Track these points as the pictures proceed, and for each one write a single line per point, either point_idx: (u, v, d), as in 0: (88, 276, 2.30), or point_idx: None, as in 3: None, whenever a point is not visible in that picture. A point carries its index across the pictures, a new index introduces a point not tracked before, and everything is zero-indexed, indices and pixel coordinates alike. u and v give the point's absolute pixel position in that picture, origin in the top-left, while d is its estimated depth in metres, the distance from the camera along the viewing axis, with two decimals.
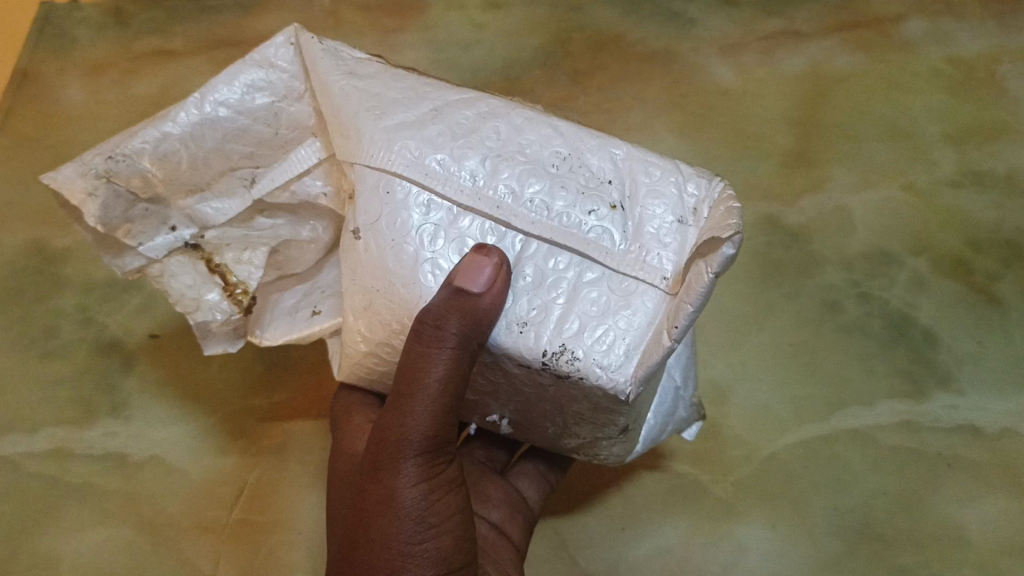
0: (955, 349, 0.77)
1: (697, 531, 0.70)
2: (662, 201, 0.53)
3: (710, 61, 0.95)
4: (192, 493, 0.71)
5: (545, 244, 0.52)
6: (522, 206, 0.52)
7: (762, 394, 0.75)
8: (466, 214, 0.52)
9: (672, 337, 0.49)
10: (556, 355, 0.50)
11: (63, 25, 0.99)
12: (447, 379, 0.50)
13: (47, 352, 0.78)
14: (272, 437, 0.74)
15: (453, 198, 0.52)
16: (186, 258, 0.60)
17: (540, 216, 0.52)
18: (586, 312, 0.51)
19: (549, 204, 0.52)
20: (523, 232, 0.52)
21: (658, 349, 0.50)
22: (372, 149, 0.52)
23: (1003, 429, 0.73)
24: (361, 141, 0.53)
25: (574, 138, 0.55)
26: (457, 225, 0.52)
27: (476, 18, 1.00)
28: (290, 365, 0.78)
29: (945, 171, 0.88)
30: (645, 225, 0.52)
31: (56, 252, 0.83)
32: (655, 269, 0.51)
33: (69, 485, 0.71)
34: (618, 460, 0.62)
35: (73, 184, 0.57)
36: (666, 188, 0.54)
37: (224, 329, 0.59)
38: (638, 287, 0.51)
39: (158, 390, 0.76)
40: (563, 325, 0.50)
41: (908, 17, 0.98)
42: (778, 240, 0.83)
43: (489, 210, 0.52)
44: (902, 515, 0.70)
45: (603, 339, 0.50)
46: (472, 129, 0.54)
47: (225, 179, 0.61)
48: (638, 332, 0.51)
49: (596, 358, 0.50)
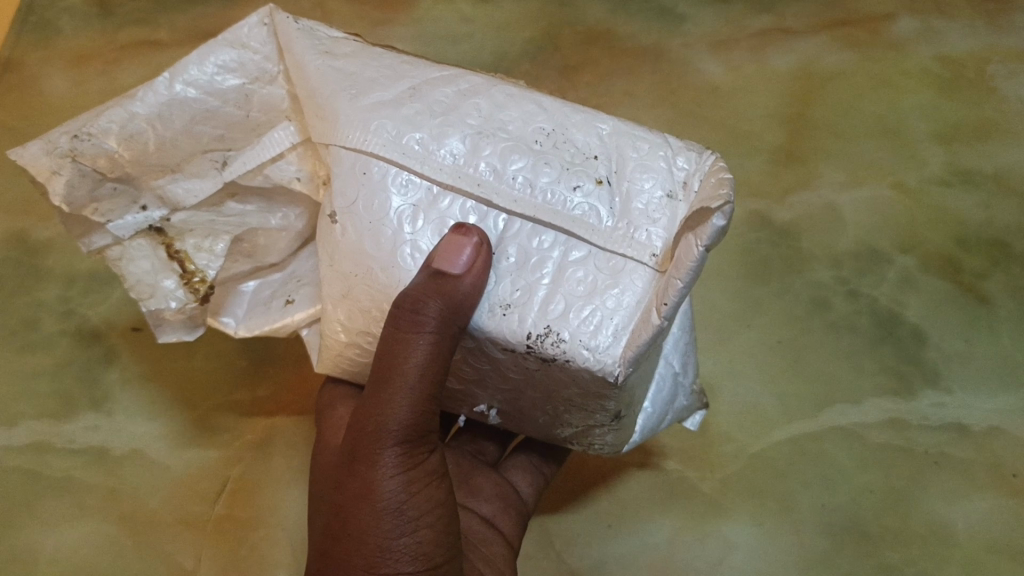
0: (943, 347, 0.77)
1: (684, 528, 0.69)
2: (651, 176, 0.53)
3: (701, 57, 0.95)
4: (175, 488, 0.70)
5: (528, 223, 0.51)
6: (504, 183, 0.51)
7: (749, 390, 0.75)
8: (447, 194, 0.52)
9: (661, 315, 0.48)
10: (541, 338, 0.49)
11: (46, 14, 0.98)
12: (426, 365, 0.50)
13: (28, 344, 0.77)
14: (256, 433, 0.73)
15: (432, 176, 0.51)
16: (147, 241, 0.58)
17: (523, 194, 0.51)
18: (572, 292, 0.50)
19: (533, 181, 0.51)
20: (506, 211, 0.51)
21: (648, 328, 0.48)
22: (349, 129, 0.52)
23: (990, 427, 0.73)
24: (336, 121, 0.52)
25: (559, 114, 0.54)
26: (437, 206, 0.52)
27: (466, 11, 0.99)
28: (274, 359, 0.77)
29: (935, 170, 0.88)
30: (634, 201, 0.52)
31: (37, 244, 0.82)
32: (644, 246, 0.51)
33: (49, 480, 0.70)
34: (614, 451, 0.61)
35: (38, 161, 0.56)
36: (655, 164, 0.53)
37: (178, 318, 0.57)
38: (627, 264, 0.51)
39: (142, 384, 0.75)
40: (548, 307, 0.50)
41: (897, 16, 0.98)
42: (766, 238, 0.83)
43: (471, 187, 0.51)
44: (888, 513, 0.69)
45: (590, 320, 0.49)
46: (452, 107, 0.53)
47: (197, 161, 0.60)
48: (626, 311, 0.50)
49: (582, 339, 0.49)
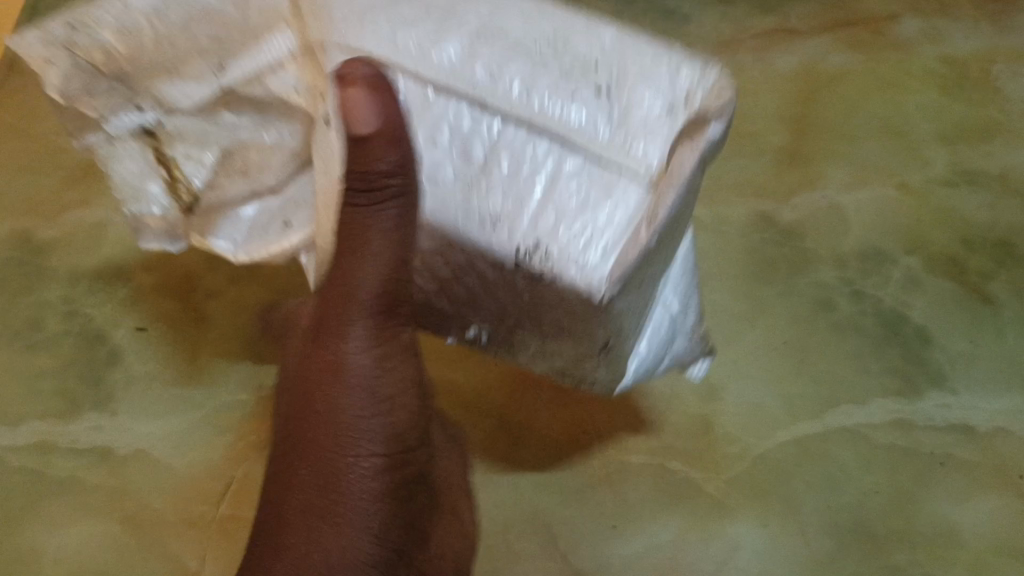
0: (948, 348, 0.77)
1: (689, 528, 0.68)
2: (652, 87, 0.52)
3: (705, 58, 0.95)
4: (179, 488, 0.70)
5: (522, 128, 0.51)
6: (502, 88, 0.51)
7: (754, 390, 0.74)
8: (442, 95, 0.50)
9: (650, 235, 0.50)
10: (529, 252, 0.50)
11: (48, 13, 0.99)
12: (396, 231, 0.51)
13: (32, 344, 0.77)
14: (261, 432, 0.73)
15: (429, 77, 0.50)
16: (139, 145, 0.59)
17: (520, 101, 0.50)
18: (563, 205, 0.51)
19: (531, 85, 0.51)
20: (502, 114, 0.50)
21: (636, 247, 0.50)
22: (344, 27, 0.51)
23: (996, 428, 0.73)
24: (331, 23, 0.52)
25: (559, 21, 0.53)
26: (431, 109, 0.51)
27: None
28: (279, 359, 0.76)
29: (939, 170, 0.88)
30: (635, 110, 0.51)
31: (41, 244, 0.82)
32: (642, 160, 0.51)
33: (53, 480, 0.70)
34: (606, 390, 0.65)
35: (34, 50, 0.54)
36: (657, 71, 0.52)
37: (160, 225, 0.62)
38: (623, 180, 0.51)
39: (145, 383, 0.75)
40: (539, 218, 0.51)
41: (900, 18, 0.98)
42: (771, 238, 0.83)
43: (467, 89, 0.50)
44: (893, 514, 0.69)
45: (580, 235, 0.50)
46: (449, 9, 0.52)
47: (194, 63, 0.55)
48: (615, 231, 0.50)
49: (572, 254, 0.50)
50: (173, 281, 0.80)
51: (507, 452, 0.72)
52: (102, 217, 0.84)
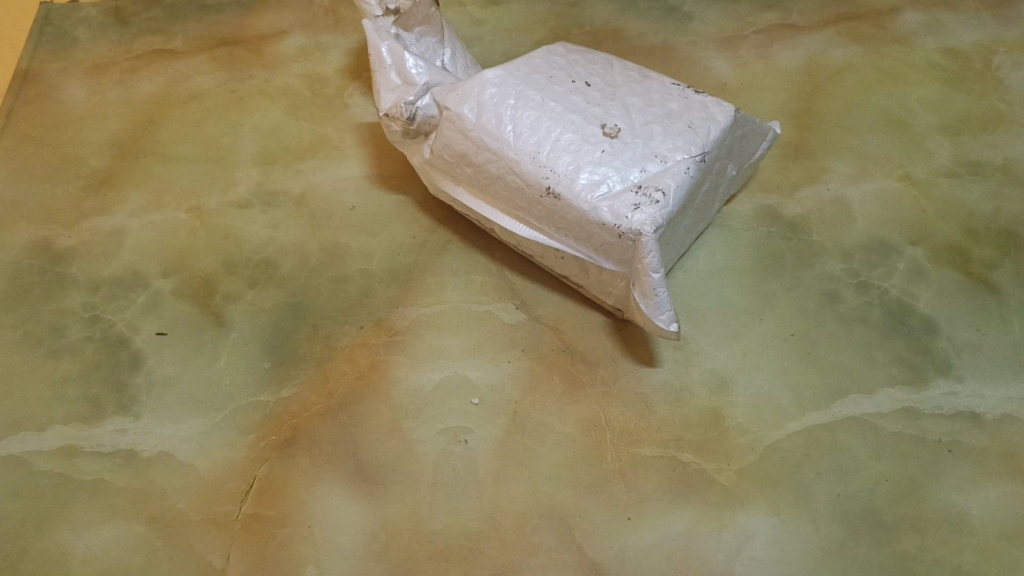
0: (954, 337, 0.78)
1: (701, 520, 0.69)
2: (689, 142, 0.72)
3: (709, 55, 0.99)
4: (202, 488, 0.71)
5: (587, 138, 0.73)
6: (582, 125, 0.73)
7: (764, 383, 0.76)
8: (529, 115, 0.74)
9: (661, 209, 0.69)
10: (615, 198, 0.70)
11: (63, 26, 1.05)
12: (513, 168, 0.73)
13: (55, 349, 0.78)
14: (281, 432, 0.74)
15: (526, 96, 0.75)
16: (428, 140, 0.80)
17: (594, 134, 0.73)
18: (616, 175, 0.70)
19: (607, 131, 0.73)
20: (584, 131, 0.73)
21: (659, 206, 0.69)
22: (466, 87, 0.76)
23: (1003, 415, 0.73)
24: (458, 84, 0.76)
25: (630, 96, 0.77)
26: (520, 118, 0.74)
27: (476, 15, 1.03)
28: (299, 359, 0.78)
29: (942, 161, 0.90)
30: (665, 148, 0.72)
31: (61, 252, 0.85)
32: (672, 166, 0.71)
33: (78, 483, 0.71)
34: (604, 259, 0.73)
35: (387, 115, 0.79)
36: (691, 102, 0.76)
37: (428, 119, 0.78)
38: (657, 176, 0.70)
39: (167, 386, 0.76)
40: (602, 183, 0.70)
41: (903, 10, 1.03)
42: (777, 232, 0.85)
43: (548, 108, 0.74)
44: (904, 501, 0.69)
45: (631, 192, 0.70)
46: (563, 82, 0.77)
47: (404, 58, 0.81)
48: (652, 196, 0.69)
49: (623, 203, 0.69)
50: (192, 284, 0.82)
51: (523, 445, 0.73)
52: (120, 222, 0.87)
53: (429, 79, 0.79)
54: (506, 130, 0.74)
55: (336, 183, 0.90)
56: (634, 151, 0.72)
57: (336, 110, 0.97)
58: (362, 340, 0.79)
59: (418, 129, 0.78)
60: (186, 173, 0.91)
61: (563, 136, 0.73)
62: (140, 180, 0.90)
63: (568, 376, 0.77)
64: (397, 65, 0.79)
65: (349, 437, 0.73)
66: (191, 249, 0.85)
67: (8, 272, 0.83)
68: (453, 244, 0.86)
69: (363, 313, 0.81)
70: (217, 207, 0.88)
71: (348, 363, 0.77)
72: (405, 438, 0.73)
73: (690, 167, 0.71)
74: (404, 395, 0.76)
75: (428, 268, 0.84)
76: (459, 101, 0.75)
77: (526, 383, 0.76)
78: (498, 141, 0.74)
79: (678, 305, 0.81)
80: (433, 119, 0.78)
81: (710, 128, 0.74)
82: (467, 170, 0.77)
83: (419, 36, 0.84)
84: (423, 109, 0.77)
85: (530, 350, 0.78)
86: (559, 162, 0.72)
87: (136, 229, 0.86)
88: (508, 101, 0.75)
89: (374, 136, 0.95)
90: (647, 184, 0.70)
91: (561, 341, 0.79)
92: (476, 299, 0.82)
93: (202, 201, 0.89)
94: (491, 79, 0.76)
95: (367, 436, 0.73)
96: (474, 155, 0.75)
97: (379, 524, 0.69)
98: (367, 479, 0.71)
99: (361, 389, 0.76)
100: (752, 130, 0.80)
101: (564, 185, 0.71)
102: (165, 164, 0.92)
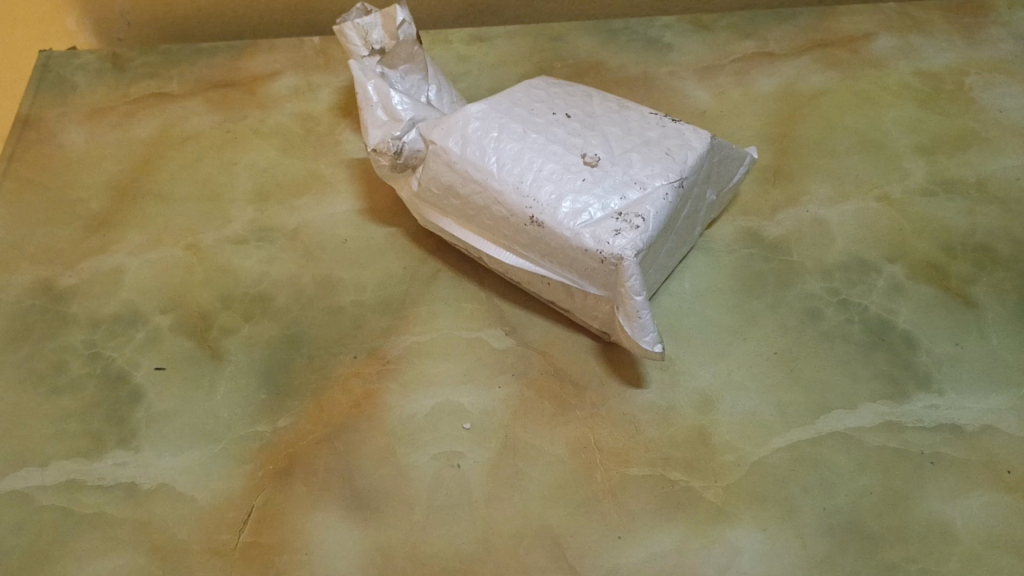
0: (934, 351, 0.80)
1: (690, 536, 0.70)
2: (667, 169, 0.75)
3: (688, 84, 1.02)
4: (201, 518, 0.73)
5: (567, 167, 0.75)
6: (563, 155, 0.76)
7: (749, 401, 0.77)
8: (512, 147, 0.76)
9: (641, 235, 0.71)
10: (597, 225, 0.72)
11: (62, 73, 1.08)
12: (498, 198, 0.75)
13: (57, 386, 0.80)
14: (278, 460, 0.75)
15: (509, 129, 0.78)
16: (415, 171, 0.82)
17: (575, 163, 0.75)
18: (597, 203, 0.73)
19: (587, 160, 0.76)
20: (565, 161, 0.75)
21: (639, 232, 0.71)
22: (451, 122, 0.78)
23: (983, 426, 0.75)
24: (444, 119, 0.79)
25: (610, 127, 0.79)
26: (503, 150, 0.76)
27: (462, 52, 1.07)
28: (294, 390, 0.80)
29: (918, 180, 0.92)
30: (644, 176, 0.74)
31: (62, 291, 0.87)
32: (651, 193, 0.73)
33: (80, 516, 0.73)
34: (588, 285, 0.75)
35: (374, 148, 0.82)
36: (668, 130, 0.79)
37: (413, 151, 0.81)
38: (637, 203, 0.73)
39: (166, 420, 0.78)
40: (583, 211, 0.73)
41: (876, 36, 1.07)
42: (758, 253, 0.87)
43: (530, 140, 0.77)
44: (889, 513, 0.71)
45: (612, 219, 0.72)
46: (545, 115, 0.80)
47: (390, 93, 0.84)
48: (633, 222, 0.71)
49: (604, 230, 0.71)
50: (190, 319, 0.85)
51: (515, 467, 0.74)
52: (119, 261, 0.89)
53: (414, 115, 0.82)
54: (490, 162, 0.76)
55: (329, 217, 0.93)
56: (614, 179, 0.74)
57: (328, 147, 0.99)
58: (356, 369, 0.81)
59: (406, 163, 0.81)
60: (182, 211, 0.93)
61: (545, 166, 0.75)
62: (138, 219, 0.93)
63: (557, 399, 0.78)
64: (383, 102, 0.82)
65: (344, 465, 0.75)
66: (188, 285, 0.87)
67: (10, 312, 0.85)
68: (444, 273, 0.88)
69: (357, 342, 0.83)
70: (213, 244, 0.91)
71: (342, 392, 0.79)
72: (399, 464, 0.75)
73: (669, 193, 0.74)
74: (398, 421, 0.77)
75: (419, 298, 0.86)
76: (444, 135, 0.78)
77: (516, 406, 0.78)
78: (482, 172, 0.76)
79: (664, 327, 0.83)
80: (419, 153, 0.81)
81: (687, 155, 0.76)
82: (454, 202, 0.79)
83: (404, 73, 0.87)
84: (409, 144, 0.80)
85: (520, 375, 0.80)
86: (541, 191, 0.74)
87: (135, 267, 0.89)
88: (491, 134, 0.77)
89: (365, 172, 0.97)
90: (627, 211, 0.72)
91: (550, 366, 0.81)
92: (466, 326, 0.84)
93: (199, 238, 0.91)
94: (475, 114, 0.78)
95: (361, 463, 0.75)
96: (460, 187, 0.78)
97: (374, 549, 0.70)
98: (362, 505, 0.73)
99: (355, 417, 0.78)
100: (729, 156, 0.83)
101: (547, 213, 0.73)
102: (163, 204, 0.94)
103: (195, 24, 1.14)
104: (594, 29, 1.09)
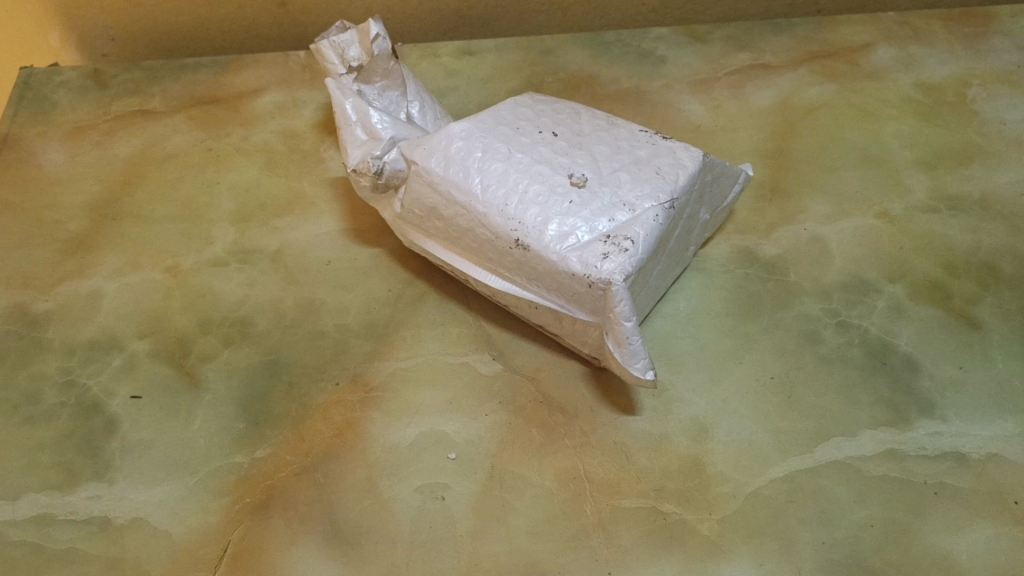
0: (937, 374, 0.77)
1: (685, 571, 0.67)
2: (657, 190, 0.72)
3: (682, 98, 0.99)
4: (175, 554, 0.70)
5: (553, 189, 0.72)
6: (549, 176, 0.73)
7: (743, 428, 0.74)
8: (496, 168, 0.74)
9: (630, 259, 0.68)
10: (585, 249, 0.69)
11: (42, 90, 1.06)
12: (481, 222, 0.73)
13: (30, 416, 0.78)
14: (256, 493, 0.73)
15: (493, 149, 0.75)
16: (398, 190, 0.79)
17: (563, 184, 0.73)
18: (585, 226, 0.70)
19: (575, 180, 0.73)
20: (550, 182, 0.73)
21: (628, 255, 0.68)
22: (434, 142, 0.76)
23: (989, 454, 0.72)
24: (426, 139, 0.77)
25: (599, 145, 0.77)
26: (488, 171, 0.74)
27: (451, 66, 1.04)
28: (273, 419, 0.77)
29: (919, 197, 0.89)
30: (633, 198, 0.72)
31: (38, 316, 0.84)
32: (641, 215, 0.70)
33: (49, 552, 0.70)
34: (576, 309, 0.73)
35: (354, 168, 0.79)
36: (660, 149, 0.76)
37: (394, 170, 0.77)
38: (626, 225, 0.70)
39: (142, 450, 0.76)
40: (571, 234, 0.70)
41: (875, 47, 1.04)
42: (754, 273, 0.84)
43: (514, 160, 0.74)
44: (892, 547, 0.67)
45: (601, 242, 0.69)
46: (531, 134, 0.78)
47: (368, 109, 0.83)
48: (622, 246, 0.69)
49: (593, 253, 0.69)
50: (168, 346, 0.82)
51: (502, 500, 0.71)
52: (96, 286, 0.87)
53: (394, 134, 0.80)
54: (474, 183, 0.73)
55: (312, 238, 0.90)
56: (603, 200, 0.71)
57: (313, 166, 0.97)
58: (337, 397, 0.78)
59: (387, 183, 0.78)
60: (163, 233, 0.91)
61: (531, 187, 0.73)
62: (117, 242, 0.90)
63: (545, 428, 0.75)
64: (362, 121, 0.80)
65: (325, 497, 0.72)
66: (167, 310, 0.85)
67: None
68: (430, 296, 0.85)
69: (339, 369, 0.80)
70: (193, 266, 0.88)
71: (323, 422, 0.76)
72: (382, 496, 0.72)
73: (659, 215, 0.71)
74: (380, 452, 0.75)
75: (404, 321, 0.83)
76: (426, 155, 0.75)
77: (503, 436, 0.75)
78: (466, 194, 0.73)
79: (656, 351, 0.80)
80: (401, 173, 0.78)
81: (678, 174, 0.74)
82: (438, 223, 0.77)
83: (381, 89, 0.85)
84: (390, 163, 0.77)
85: (507, 403, 0.77)
86: (526, 214, 0.71)
87: (113, 291, 0.86)
88: (474, 154, 0.75)
89: (350, 190, 0.95)
90: (615, 234, 0.69)
91: (538, 392, 0.78)
92: (451, 351, 0.81)
93: (179, 261, 0.89)
94: (458, 133, 0.76)
95: (342, 496, 0.72)
96: (444, 209, 0.75)
97: None
98: (342, 541, 0.70)
99: (338, 447, 0.75)
100: (723, 174, 0.80)
101: (533, 236, 0.71)
102: (143, 225, 0.92)
103: (180, 39, 1.12)
104: (585, 41, 1.06)
